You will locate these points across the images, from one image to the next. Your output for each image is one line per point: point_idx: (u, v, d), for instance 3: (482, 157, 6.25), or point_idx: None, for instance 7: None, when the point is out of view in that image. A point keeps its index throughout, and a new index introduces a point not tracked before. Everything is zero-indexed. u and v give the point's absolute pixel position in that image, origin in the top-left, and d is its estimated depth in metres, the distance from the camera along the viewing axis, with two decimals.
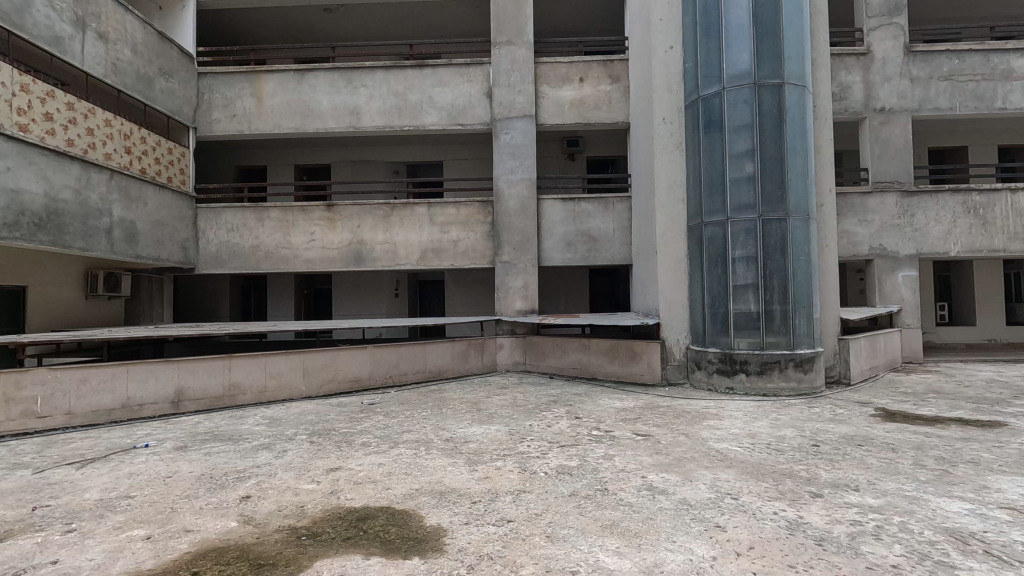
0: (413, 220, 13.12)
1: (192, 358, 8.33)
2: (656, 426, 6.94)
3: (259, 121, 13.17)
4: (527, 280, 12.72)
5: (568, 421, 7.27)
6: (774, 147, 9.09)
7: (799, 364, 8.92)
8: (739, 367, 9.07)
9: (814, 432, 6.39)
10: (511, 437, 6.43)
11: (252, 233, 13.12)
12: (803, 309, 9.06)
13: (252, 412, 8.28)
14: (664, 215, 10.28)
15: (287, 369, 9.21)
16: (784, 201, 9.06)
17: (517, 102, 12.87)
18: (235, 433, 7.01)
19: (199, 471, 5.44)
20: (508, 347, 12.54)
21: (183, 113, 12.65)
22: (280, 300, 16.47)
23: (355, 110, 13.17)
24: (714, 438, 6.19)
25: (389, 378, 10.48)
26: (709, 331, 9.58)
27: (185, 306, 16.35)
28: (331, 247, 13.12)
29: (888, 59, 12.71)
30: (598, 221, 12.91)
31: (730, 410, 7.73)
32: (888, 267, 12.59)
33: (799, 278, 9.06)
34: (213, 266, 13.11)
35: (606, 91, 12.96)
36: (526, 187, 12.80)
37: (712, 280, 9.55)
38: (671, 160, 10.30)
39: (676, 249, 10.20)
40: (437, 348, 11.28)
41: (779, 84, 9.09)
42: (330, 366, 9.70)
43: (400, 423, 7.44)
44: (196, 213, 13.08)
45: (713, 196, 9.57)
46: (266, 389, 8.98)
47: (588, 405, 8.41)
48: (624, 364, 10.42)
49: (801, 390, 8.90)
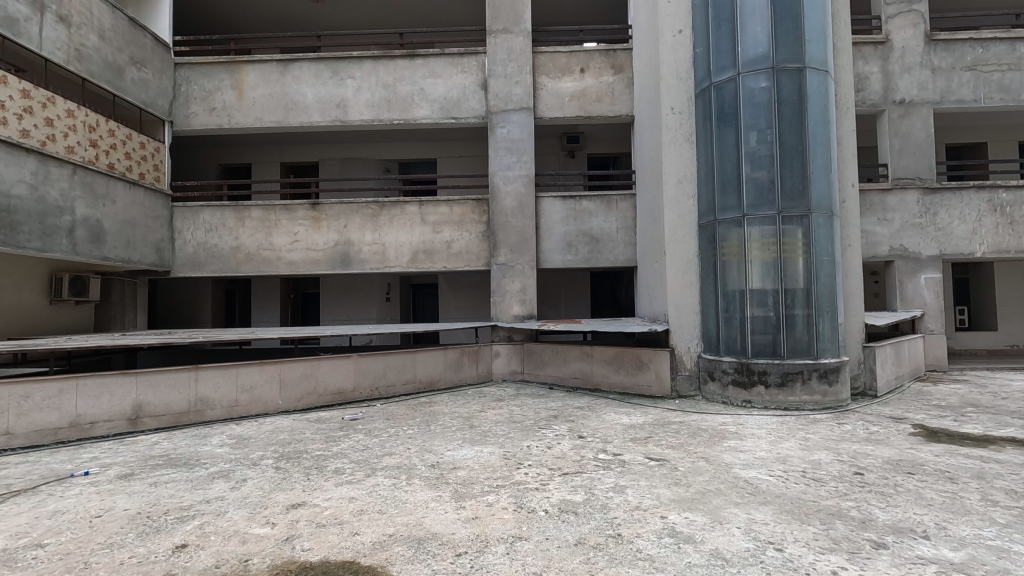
0: (404, 220, 12.33)
1: (152, 370, 7.51)
2: (670, 447, 6.14)
3: (240, 114, 12.38)
4: (525, 283, 11.92)
5: (570, 442, 6.45)
6: (794, 138, 8.32)
7: (824, 375, 8.11)
8: (758, 379, 8.26)
9: (853, 457, 5.57)
10: (506, 463, 5.61)
11: (231, 233, 12.31)
12: (827, 314, 8.28)
13: (218, 430, 7.46)
14: (672, 213, 9.48)
15: (261, 382, 8.39)
16: (805, 197, 8.30)
17: (514, 93, 12.09)
18: (193, 457, 6.17)
19: (137, 507, 4.61)
20: (505, 355, 11.72)
21: (158, 105, 11.85)
22: (265, 305, 15.63)
23: (342, 103, 12.39)
24: (740, 465, 5.36)
25: (375, 390, 9.66)
26: (724, 339, 8.78)
27: (165, 312, 15.52)
28: (316, 249, 12.30)
29: (908, 48, 11.97)
30: (600, 220, 12.13)
31: (752, 428, 6.92)
32: (910, 269, 11.80)
33: (823, 280, 8.28)
34: (190, 269, 12.28)
35: (608, 83, 12.20)
36: (524, 184, 12.01)
37: (726, 283, 8.76)
38: (681, 153, 9.52)
39: (686, 249, 9.41)
40: (427, 356, 10.45)
41: (799, 69, 8.33)
42: (309, 378, 8.88)
43: (382, 444, 6.62)
44: (171, 212, 12.27)
45: (727, 191, 8.80)
46: (237, 404, 8.17)
47: (592, 421, 7.59)
48: (630, 373, 9.60)
49: (826, 403, 8.09)
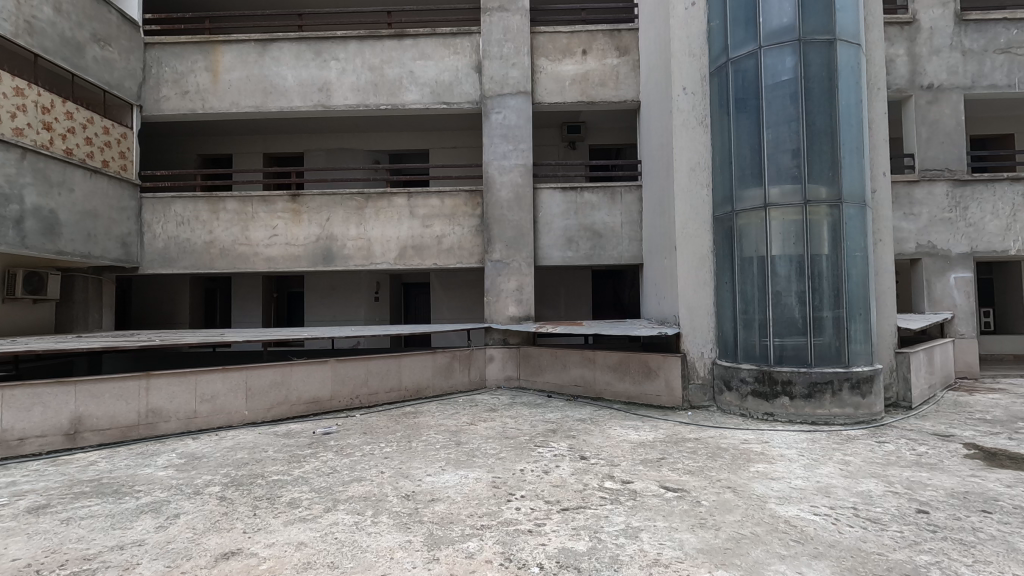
0: (391, 213, 11.41)
1: (94, 378, 6.60)
2: (687, 472, 5.24)
3: (214, 99, 11.48)
4: (522, 281, 11.01)
5: (571, 465, 5.54)
6: (823, 118, 7.42)
7: (855, 385, 7.20)
8: (781, 390, 7.35)
9: (909, 488, 4.66)
10: (495, 494, 4.69)
11: (205, 227, 11.40)
12: (860, 316, 7.38)
13: (170, 447, 6.55)
14: (684, 204, 8.57)
15: (224, 391, 7.51)
16: (835, 184, 7.41)
17: (510, 76, 11.19)
18: (127, 483, 5.25)
19: (28, 556, 3.69)
20: (499, 359, 10.82)
21: (124, 88, 10.94)
22: (246, 305, 14.70)
23: (324, 86, 11.47)
24: (774, 500, 4.45)
25: (354, 398, 8.77)
26: (742, 343, 7.87)
27: (139, 311, 14.61)
28: (296, 244, 11.39)
29: (936, 29, 11.07)
30: (604, 213, 11.23)
31: (779, 447, 6.02)
32: (938, 268, 10.90)
33: (854, 278, 7.39)
34: (160, 266, 11.37)
35: (612, 66, 11.30)
36: (520, 175, 11.11)
37: (745, 281, 7.86)
38: (694, 138, 8.61)
39: (699, 243, 8.50)
40: (414, 361, 9.53)
41: (829, 42, 7.43)
42: (280, 386, 8.00)
43: (354, 465, 5.71)
44: (140, 204, 11.36)
45: (747, 178, 7.89)
46: (195, 416, 7.27)
47: (595, 438, 6.68)
48: (636, 382, 8.73)
49: (858, 417, 7.18)
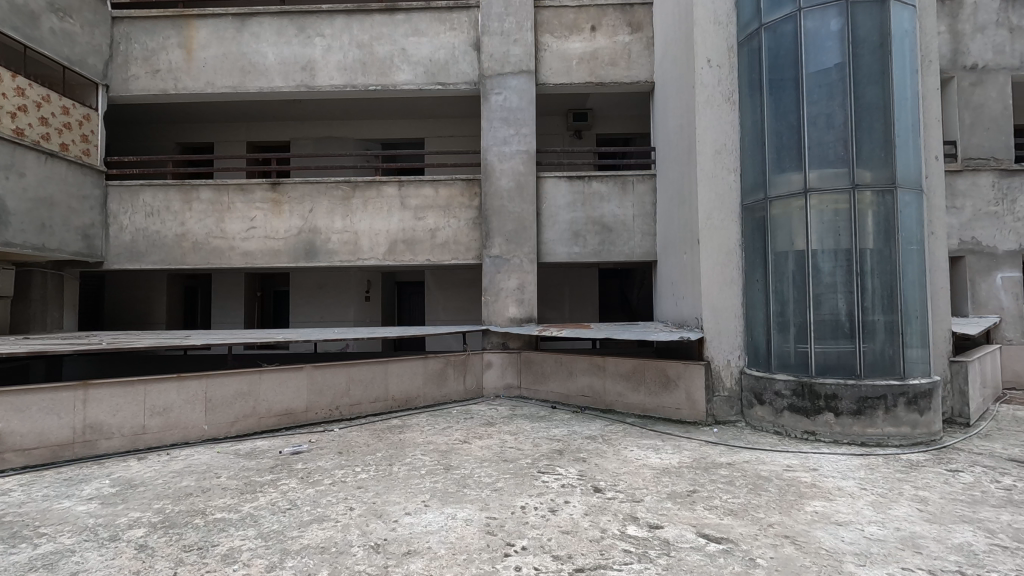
0: (380, 204, 10.39)
1: (18, 389, 5.57)
2: (729, 512, 4.22)
3: (188, 78, 10.50)
4: (524, 279, 10.00)
5: (583, 501, 4.50)
6: (874, 90, 6.40)
7: (912, 401, 6.16)
8: (825, 405, 6.34)
9: (1021, 542, 3.63)
10: (488, 546, 3.66)
11: (176, 218, 10.40)
12: (916, 319, 6.36)
13: (107, 471, 5.53)
14: (708, 192, 7.55)
15: (179, 402, 6.52)
16: (888, 167, 6.38)
17: (511, 54, 10.18)
18: (33, 523, 4.21)
19: None
20: (498, 366, 9.79)
21: (87, 65, 9.95)
22: (227, 304, 13.71)
23: (308, 65, 10.47)
24: (852, 558, 3.43)
25: (333, 410, 7.78)
26: (776, 350, 6.86)
27: (113, 311, 13.61)
28: (276, 238, 10.38)
29: (981, 4, 10.06)
30: (613, 205, 10.21)
31: (833, 478, 5.00)
32: (983, 267, 9.89)
33: (909, 276, 6.37)
34: (128, 260, 10.36)
35: (624, 43, 10.29)
36: (522, 162, 10.11)
37: (780, 279, 6.85)
38: (720, 117, 7.60)
39: (725, 236, 7.48)
40: (403, 368, 8.53)
41: (880, 2, 6.43)
42: (247, 397, 7.02)
43: (318, 500, 4.68)
44: (106, 192, 10.37)
45: (783, 161, 6.89)
46: (144, 432, 6.26)
47: (610, 462, 5.67)
48: (653, 393, 7.72)
49: (916, 438, 6.13)
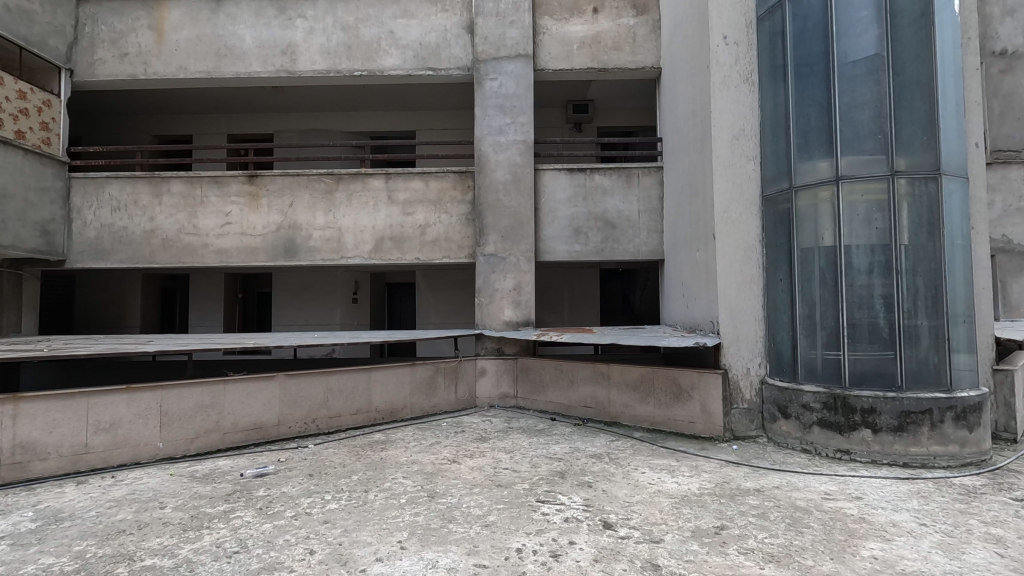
0: (365, 198, 9.64)
1: None
2: (771, 559, 3.46)
3: (159, 62, 9.73)
4: (521, 279, 9.26)
5: (591, 542, 3.74)
6: (916, 66, 5.69)
7: (961, 416, 5.43)
8: (862, 420, 5.60)
9: None
10: None
11: (144, 213, 9.62)
12: (963, 323, 5.64)
13: (33, 500, 4.73)
14: (725, 181, 6.83)
15: (129, 417, 5.73)
16: (931, 151, 5.66)
17: (508, 36, 9.47)
18: None
19: None
20: (493, 373, 9.04)
21: (48, 47, 9.19)
22: (205, 307, 12.93)
23: (289, 49, 9.72)
24: None
25: (308, 423, 7.01)
26: (801, 357, 6.14)
27: (84, 313, 12.82)
28: (253, 235, 9.61)
29: None
30: (617, 200, 9.48)
31: (884, 510, 4.25)
32: (1015, 267, 9.19)
33: (955, 274, 5.65)
34: (92, 259, 9.57)
35: (628, 26, 9.58)
36: (519, 153, 9.39)
37: (807, 278, 6.13)
38: (737, 99, 6.88)
39: (745, 230, 6.75)
40: (387, 375, 7.78)
41: None
42: (209, 410, 6.24)
43: (272, 540, 3.89)
44: (69, 185, 9.59)
45: (810, 147, 6.19)
46: (85, 452, 5.47)
47: (619, 487, 4.92)
48: (663, 405, 6.98)
49: (965, 459, 5.41)
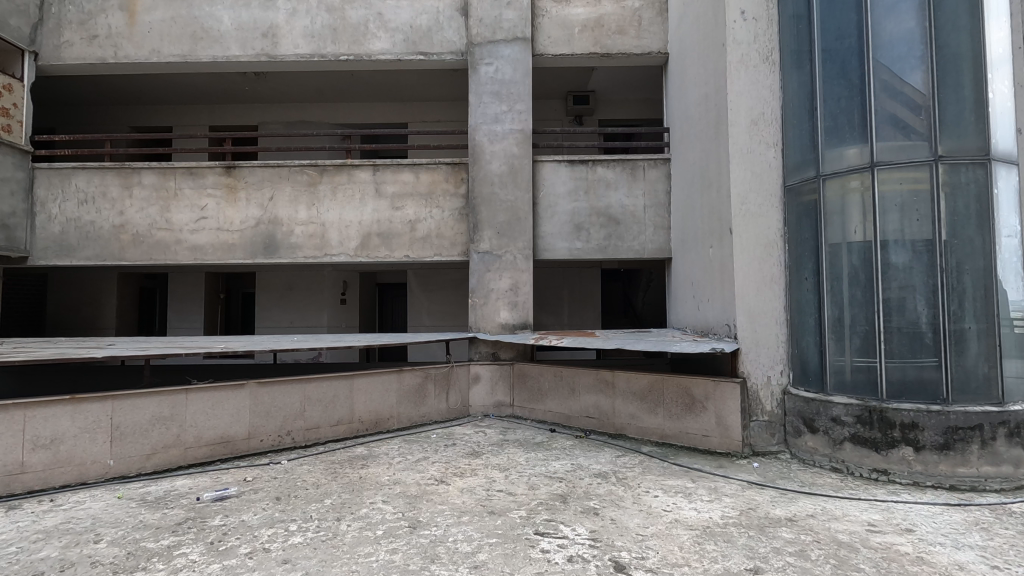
0: (351, 191, 8.99)
1: None
2: None
3: (130, 45, 9.06)
4: (518, 278, 8.62)
5: None
6: (959, 38, 5.08)
7: (1014, 432, 4.81)
8: (902, 437, 4.98)
9: None
10: None
11: (114, 207, 8.95)
12: (1016, 327, 5.00)
13: None
14: (742, 170, 6.20)
15: (73, 431, 5.06)
16: (976, 133, 5.05)
17: (504, 19, 8.85)
18: None
19: None
20: (488, 380, 8.38)
21: (8, 26, 8.53)
22: (185, 307, 12.24)
23: (270, 31, 9.07)
24: None
25: (281, 437, 6.34)
26: (830, 365, 5.51)
27: (57, 314, 12.14)
28: (230, 231, 8.95)
29: None
30: (620, 194, 8.86)
31: (947, 549, 3.60)
32: None
33: (1006, 271, 5.02)
34: (56, 255, 8.90)
35: (633, 9, 8.96)
36: (516, 143, 8.76)
37: (837, 277, 5.50)
38: (756, 80, 6.24)
39: (763, 224, 6.12)
40: (372, 383, 7.13)
41: None
42: (168, 423, 5.59)
43: None
44: (33, 176, 8.92)
45: (840, 131, 5.56)
46: (20, 471, 4.80)
47: (630, 516, 4.26)
48: (674, 416, 6.35)
49: (1019, 481, 4.79)
